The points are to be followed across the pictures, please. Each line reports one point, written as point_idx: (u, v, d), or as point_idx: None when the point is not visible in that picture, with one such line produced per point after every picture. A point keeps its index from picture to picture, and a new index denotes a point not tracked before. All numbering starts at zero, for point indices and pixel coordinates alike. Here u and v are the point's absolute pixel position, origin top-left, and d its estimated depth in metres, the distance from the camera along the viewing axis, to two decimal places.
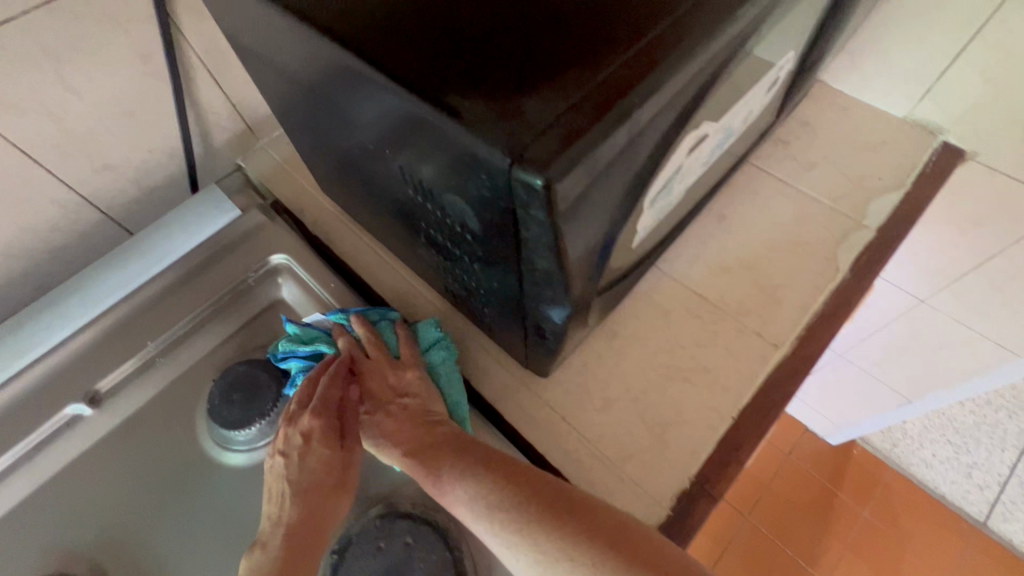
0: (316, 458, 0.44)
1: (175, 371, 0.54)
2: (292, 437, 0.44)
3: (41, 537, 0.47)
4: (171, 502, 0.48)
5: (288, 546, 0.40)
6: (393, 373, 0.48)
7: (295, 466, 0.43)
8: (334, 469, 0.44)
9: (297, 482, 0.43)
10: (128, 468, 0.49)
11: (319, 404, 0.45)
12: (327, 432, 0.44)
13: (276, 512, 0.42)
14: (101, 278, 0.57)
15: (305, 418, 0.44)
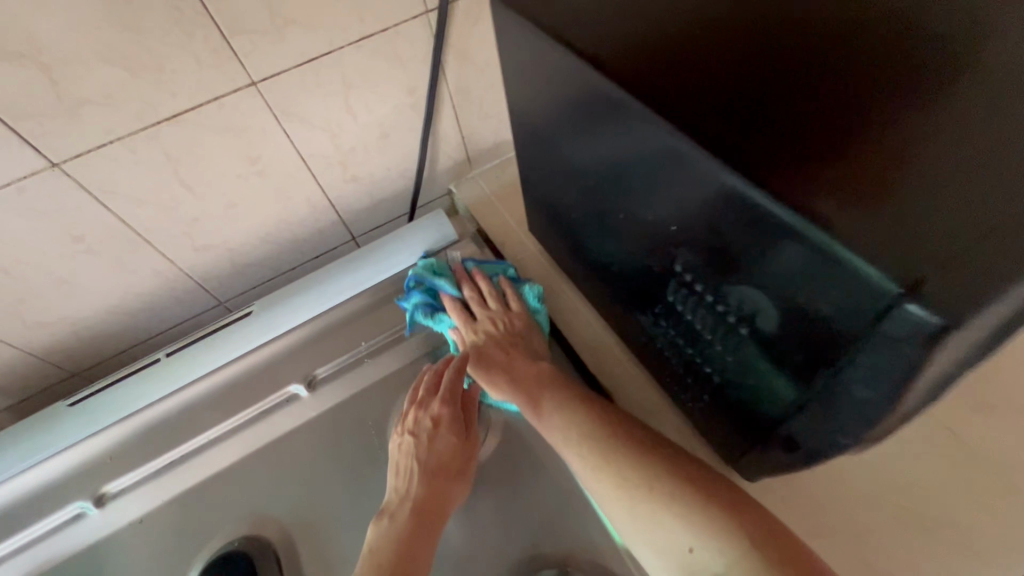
0: (442, 444, 0.48)
1: (378, 375, 0.58)
2: (421, 420, 0.49)
3: (250, 494, 0.53)
4: (358, 498, 0.51)
5: (413, 512, 0.44)
6: (499, 334, 0.54)
7: (424, 446, 0.48)
8: (455, 445, 0.48)
9: (424, 463, 0.47)
10: (328, 454, 0.54)
11: (445, 392, 0.50)
12: (451, 418, 0.49)
13: (404, 487, 0.46)
14: (335, 276, 0.63)
15: (433, 404, 0.50)
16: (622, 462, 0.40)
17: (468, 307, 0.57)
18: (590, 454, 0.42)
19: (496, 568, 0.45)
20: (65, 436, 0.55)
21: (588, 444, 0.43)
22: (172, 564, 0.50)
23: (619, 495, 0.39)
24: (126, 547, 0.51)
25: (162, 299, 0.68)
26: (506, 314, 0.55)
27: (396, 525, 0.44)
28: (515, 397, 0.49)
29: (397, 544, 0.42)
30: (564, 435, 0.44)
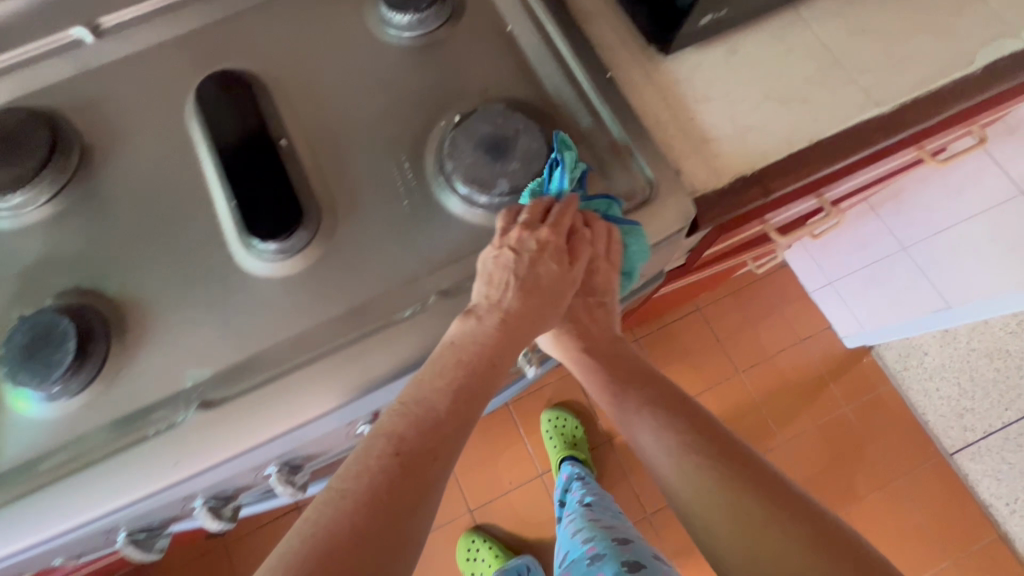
0: (541, 268, 0.46)
1: None
2: (523, 242, 0.46)
3: (234, 44, 0.60)
4: (333, 53, 0.59)
5: (500, 322, 0.45)
6: (598, 254, 0.48)
7: (525, 264, 0.46)
8: (540, 295, 0.46)
9: (518, 279, 0.46)
10: (305, 21, 0.61)
11: (539, 247, 0.46)
12: (558, 247, 0.46)
13: (497, 296, 0.46)
14: None
15: (542, 230, 0.46)
16: (679, 427, 0.47)
17: (593, 220, 0.48)
18: (665, 427, 0.47)
19: (450, 104, 0.57)
20: None
21: (678, 424, 0.47)
22: (173, 88, 0.58)
23: (669, 455, 0.47)
24: (131, 73, 0.59)
25: None
26: (605, 233, 0.48)
27: (460, 347, 0.44)
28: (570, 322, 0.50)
29: (478, 350, 0.44)
30: (650, 412, 0.48)
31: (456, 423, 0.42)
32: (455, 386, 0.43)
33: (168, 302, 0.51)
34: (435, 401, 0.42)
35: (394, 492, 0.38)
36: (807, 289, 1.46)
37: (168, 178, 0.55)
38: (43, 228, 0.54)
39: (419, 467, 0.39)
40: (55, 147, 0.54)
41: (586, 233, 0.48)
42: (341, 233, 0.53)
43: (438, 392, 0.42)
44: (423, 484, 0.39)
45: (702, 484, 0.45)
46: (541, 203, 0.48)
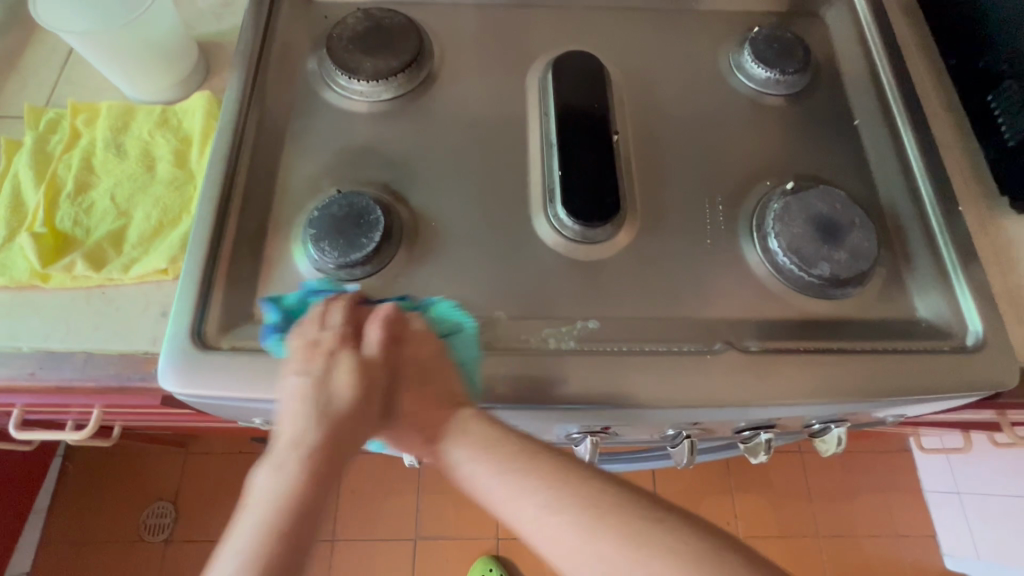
0: (326, 342, 0.39)
1: (723, 6, 0.64)
2: (317, 357, 0.39)
3: (595, 35, 0.62)
4: (682, 80, 0.61)
5: (325, 455, 0.35)
6: (391, 351, 0.40)
7: (320, 356, 0.39)
8: (410, 426, 0.39)
9: (325, 368, 0.38)
10: (664, 41, 0.62)
11: (324, 368, 0.38)
12: (354, 353, 0.39)
13: (294, 434, 0.36)
14: None
15: (329, 337, 0.40)
16: (582, 489, 0.34)
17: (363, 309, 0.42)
18: (512, 479, 0.36)
19: (778, 167, 0.56)
20: None
21: (563, 482, 0.34)
22: (526, 48, 0.61)
23: (530, 504, 0.34)
24: (496, 22, 0.62)
25: None
26: (414, 331, 0.41)
27: (286, 485, 0.33)
28: (398, 424, 0.40)
29: (303, 495, 0.33)
30: (514, 468, 0.36)
31: (300, 523, 0.32)
32: (277, 524, 0.31)
33: (460, 232, 0.52)
34: (294, 497, 0.32)
35: (312, 508, 0.33)
36: (924, 484, 1.34)
37: (495, 125, 0.57)
38: (374, 118, 0.57)
39: (326, 478, 0.34)
40: (418, 57, 0.57)
41: (408, 345, 0.41)
42: (640, 242, 0.52)
43: (296, 489, 0.33)
44: (330, 484, 0.34)
45: (564, 511, 0.34)
46: (328, 313, 0.41)
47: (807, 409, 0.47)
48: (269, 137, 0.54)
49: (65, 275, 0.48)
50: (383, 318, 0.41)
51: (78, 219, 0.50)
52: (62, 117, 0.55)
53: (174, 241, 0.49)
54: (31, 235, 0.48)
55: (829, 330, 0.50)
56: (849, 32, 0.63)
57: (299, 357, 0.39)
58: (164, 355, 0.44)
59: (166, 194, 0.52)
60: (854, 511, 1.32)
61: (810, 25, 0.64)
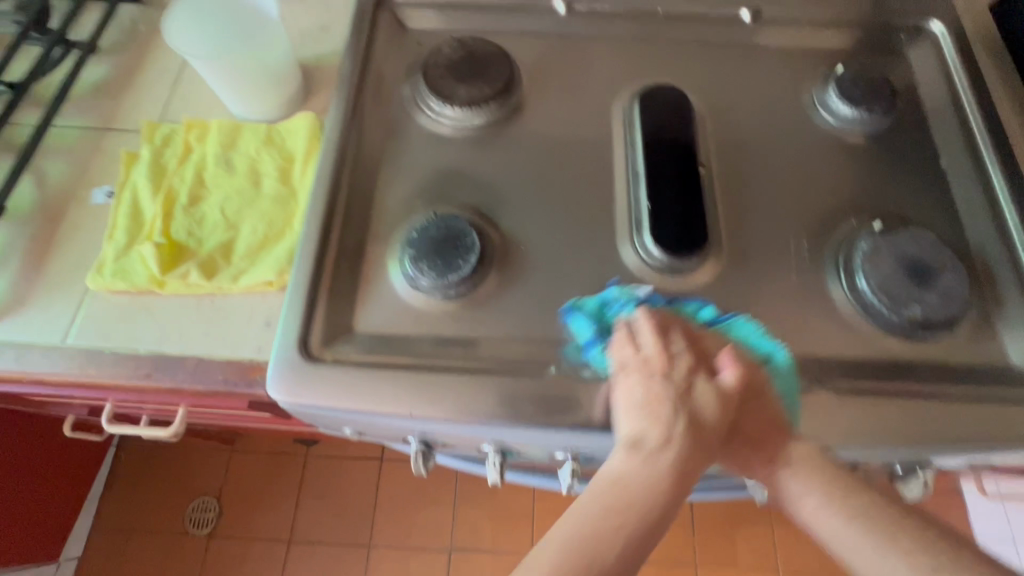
0: (701, 396, 0.42)
1: (806, 42, 0.65)
2: (677, 368, 0.43)
3: (679, 68, 0.64)
4: (765, 115, 0.62)
5: (675, 473, 0.39)
6: (711, 363, 0.44)
7: (670, 390, 0.42)
8: (744, 446, 0.43)
9: (680, 411, 0.41)
10: (747, 76, 0.64)
11: (685, 384, 0.42)
12: (710, 380, 0.43)
13: (665, 424, 0.41)
14: None
15: (681, 360, 0.43)
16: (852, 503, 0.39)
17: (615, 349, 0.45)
18: (818, 491, 0.40)
19: (864, 205, 0.56)
20: None
21: (852, 504, 0.39)
22: (611, 80, 0.63)
23: (818, 502, 0.39)
24: (582, 52, 0.64)
25: None
26: (729, 368, 0.43)
27: (648, 471, 0.39)
28: (741, 441, 0.43)
29: (647, 490, 0.38)
30: (805, 468, 0.41)
31: (669, 507, 0.38)
32: (612, 504, 0.37)
33: (548, 257, 0.54)
34: (649, 499, 0.38)
35: (630, 561, 0.36)
36: (974, 529, 1.29)
37: (582, 154, 0.59)
38: (465, 144, 0.59)
39: (665, 517, 0.38)
40: (509, 86, 0.59)
41: (711, 367, 0.44)
42: (726, 274, 0.53)
43: (655, 486, 0.38)
44: (650, 536, 0.37)
45: (837, 521, 0.38)
46: (642, 338, 0.45)
47: (896, 452, 0.47)
48: (368, 159, 0.57)
49: (180, 282, 0.51)
50: (726, 350, 0.44)
51: (192, 229, 0.53)
52: (175, 132, 0.59)
53: (280, 254, 0.52)
54: (152, 244, 0.51)
55: (920, 373, 0.49)
56: (935, 73, 0.64)
57: (645, 345, 0.44)
58: (273, 363, 0.47)
59: (272, 209, 0.55)
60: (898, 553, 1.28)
61: (894, 63, 0.64)
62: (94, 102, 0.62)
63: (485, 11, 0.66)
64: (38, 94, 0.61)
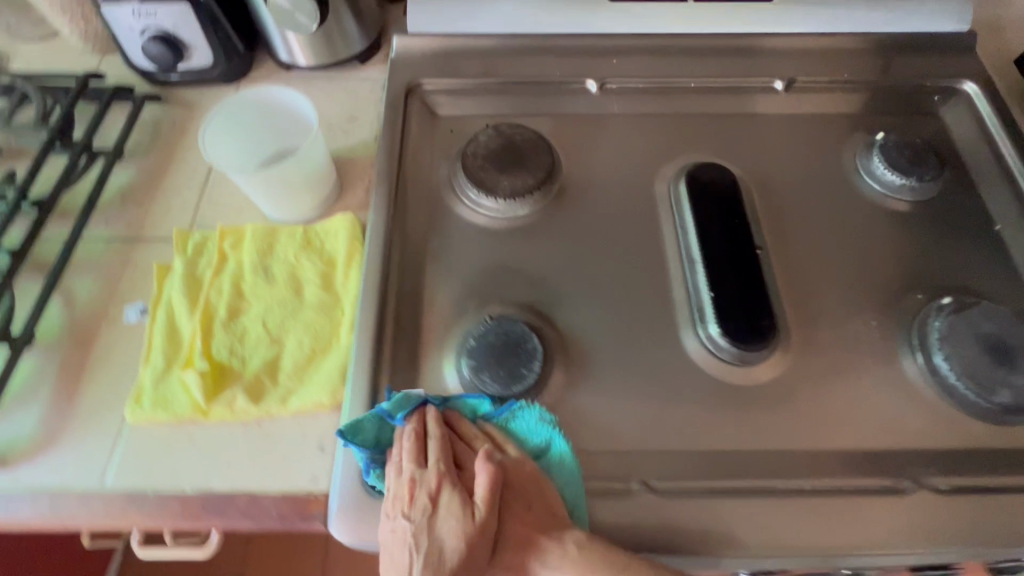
0: (445, 521, 0.39)
1: (839, 109, 0.65)
2: (417, 499, 0.40)
3: (717, 142, 0.63)
4: (808, 185, 0.61)
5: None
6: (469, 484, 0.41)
7: (426, 521, 0.39)
8: (511, 550, 0.40)
9: (426, 540, 0.39)
10: (786, 146, 0.63)
11: (428, 516, 0.40)
12: (455, 494, 0.40)
13: (427, 538, 0.39)
14: (842, 11, 0.65)
15: (428, 479, 0.41)
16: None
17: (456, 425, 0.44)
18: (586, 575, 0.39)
19: (928, 277, 0.55)
20: (593, 25, 0.65)
21: (583, 560, 0.39)
22: (650, 159, 0.62)
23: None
24: (617, 130, 0.63)
25: None
26: (505, 464, 0.42)
27: None
28: (506, 544, 0.40)
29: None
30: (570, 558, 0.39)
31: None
32: None
33: (609, 354, 0.51)
34: None
35: None
36: None
37: (629, 238, 0.57)
38: (509, 235, 0.57)
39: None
40: (551, 174, 0.58)
41: (462, 483, 0.41)
42: (797, 363, 0.51)
43: None
44: None
45: None
46: (425, 456, 0.42)
47: (1002, 553, 0.44)
48: (411, 259, 0.55)
49: (226, 409, 0.48)
50: (483, 455, 0.41)
51: (234, 348, 0.50)
52: (208, 239, 0.57)
53: (331, 371, 0.49)
54: (194, 371, 0.48)
55: (1013, 460, 0.47)
56: (975, 132, 0.62)
57: (404, 468, 0.42)
58: (335, 498, 0.44)
59: (317, 319, 0.52)
60: None
61: (931, 124, 0.64)
62: (120, 211, 0.59)
63: (516, 94, 0.64)
64: (63, 206, 0.59)
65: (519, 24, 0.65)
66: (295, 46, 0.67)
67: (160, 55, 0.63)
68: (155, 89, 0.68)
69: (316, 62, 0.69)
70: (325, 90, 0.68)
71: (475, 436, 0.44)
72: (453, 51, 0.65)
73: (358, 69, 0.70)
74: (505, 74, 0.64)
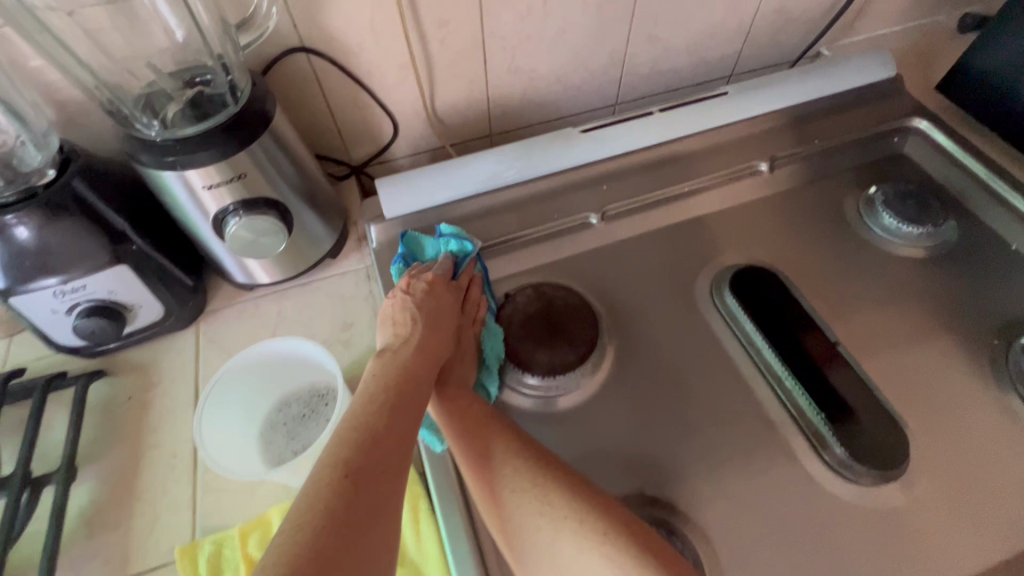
0: (435, 304, 0.47)
1: (822, 172, 0.66)
2: (420, 287, 0.48)
3: (730, 237, 0.61)
4: (831, 255, 0.60)
5: (415, 359, 0.42)
6: (456, 296, 0.49)
7: (419, 298, 0.46)
8: (448, 389, 0.45)
9: (416, 310, 0.45)
10: (792, 221, 0.62)
11: (425, 297, 0.47)
12: (448, 298, 0.48)
13: (416, 307, 0.46)
14: (787, 84, 0.67)
15: (431, 277, 0.48)
16: (537, 480, 0.38)
17: (463, 280, 0.51)
18: (539, 494, 0.38)
19: (989, 321, 0.54)
20: (576, 157, 0.61)
21: (490, 422, 0.43)
22: (680, 275, 0.58)
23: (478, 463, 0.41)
24: (631, 254, 0.60)
25: (590, 79, 0.74)
26: (474, 314, 0.50)
27: (386, 363, 0.40)
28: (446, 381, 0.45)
29: (397, 374, 0.39)
30: (515, 470, 0.39)
31: (385, 419, 0.36)
32: (375, 399, 0.36)
33: (746, 521, 0.45)
34: (384, 378, 0.39)
35: (389, 444, 0.34)
36: None
37: (698, 370, 0.52)
38: (578, 413, 0.50)
39: (399, 424, 0.36)
40: (598, 330, 0.53)
41: (454, 294, 0.49)
42: (930, 461, 0.47)
43: (378, 376, 0.39)
44: (377, 413, 0.36)
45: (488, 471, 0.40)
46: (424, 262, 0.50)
47: None
48: None
49: None
50: (467, 289, 0.51)
51: None
52: (224, 544, 0.44)
53: None
54: None
55: None
56: (946, 162, 0.66)
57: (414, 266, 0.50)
58: None
59: None
60: None
61: (902, 166, 0.67)
62: (90, 545, 0.45)
63: (519, 249, 0.59)
64: (10, 571, 0.44)
65: (502, 176, 0.60)
66: (255, 266, 0.58)
67: (96, 330, 0.51)
68: (91, 362, 0.56)
69: (282, 276, 0.60)
70: (303, 302, 0.60)
71: (479, 301, 0.51)
72: (439, 224, 0.59)
73: (331, 265, 0.63)
74: (503, 233, 0.59)
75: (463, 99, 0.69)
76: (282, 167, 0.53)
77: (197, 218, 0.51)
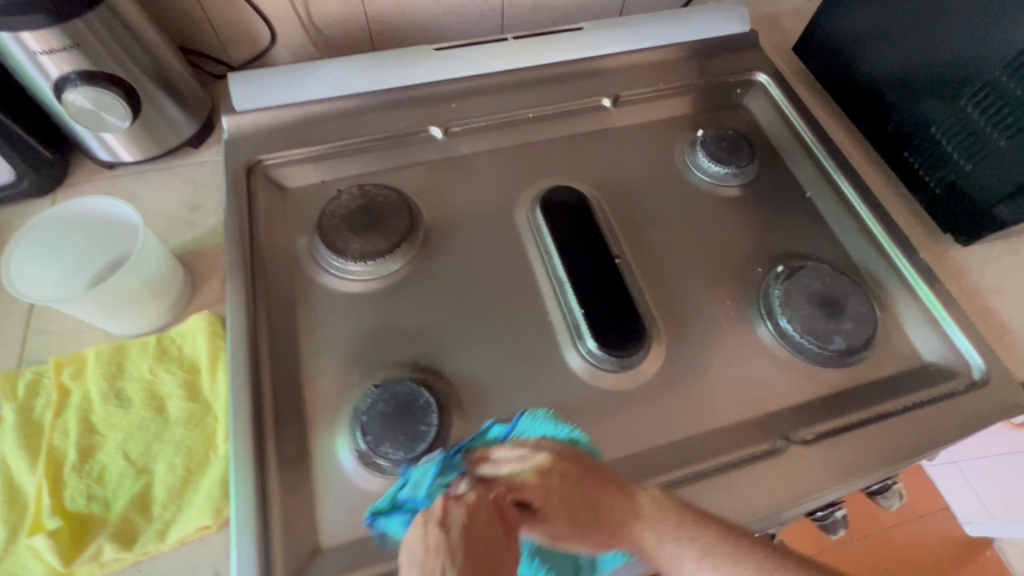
0: (483, 522, 0.31)
1: (665, 116, 0.71)
2: (456, 514, 0.31)
3: (562, 164, 0.67)
4: (651, 187, 0.66)
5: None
6: (497, 489, 0.35)
7: (460, 532, 0.30)
8: (589, 521, 0.36)
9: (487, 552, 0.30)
10: (623, 156, 0.68)
11: (475, 516, 0.31)
12: (496, 498, 0.34)
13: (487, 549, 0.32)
14: (644, 26, 0.71)
15: (467, 495, 0.33)
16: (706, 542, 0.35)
17: (486, 459, 0.39)
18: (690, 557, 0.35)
19: (764, 254, 0.62)
20: (426, 73, 0.66)
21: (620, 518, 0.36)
22: (506, 191, 0.64)
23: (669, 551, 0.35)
24: (466, 169, 0.65)
25: (471, 5, 0.77)
26: (554, 456, 0.38)
27: None
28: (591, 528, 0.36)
29: None
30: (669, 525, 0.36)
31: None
32: None
33: (498, 390, 0.52)
34: None
35: None
36: (931, 473, 1.45)
37: (497, 271, 0.59)
38: (381, 296, 0.57)
39: None
40: (412, 227, 0.58)
41: (501, 487, 0.35)
42: (672, 357, 0.55)
43: None
44: None
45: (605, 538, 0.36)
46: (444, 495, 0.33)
47: (870, 479, 0.50)
48: (282, 343, 0.53)
49: (93, 564, 0.43)
50: (498, 452, 0.39)
51: (91, 492, 0.45)
52: (42, 374, 0.51)
53: (210, 490, 0.45)
54: (44, 534, 0.42)
55: (862, 398, 0.53)
56: (775, 117, 0.71)
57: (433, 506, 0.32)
58: None
59: (187, 435, 0.48)
60: (866, 507, 1.41)
61: (739, 117, 0.73)
62: None
63: (361, 153, 0.64)
64: None
65: (353, 84, 0.64)
66: (115, 143, 0.62)
67: None
68: None
69: (143, 158, 0.64)
70: (159, 185, 0.64)
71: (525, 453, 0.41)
72: (288, 122, 0.63)
73: (193, 155, 0.67)
74: (348, 136, 0.63)
75: (338, 9, 0.72)
76: (128, 46, 0.56)
77: (41, 82, 0.55)
